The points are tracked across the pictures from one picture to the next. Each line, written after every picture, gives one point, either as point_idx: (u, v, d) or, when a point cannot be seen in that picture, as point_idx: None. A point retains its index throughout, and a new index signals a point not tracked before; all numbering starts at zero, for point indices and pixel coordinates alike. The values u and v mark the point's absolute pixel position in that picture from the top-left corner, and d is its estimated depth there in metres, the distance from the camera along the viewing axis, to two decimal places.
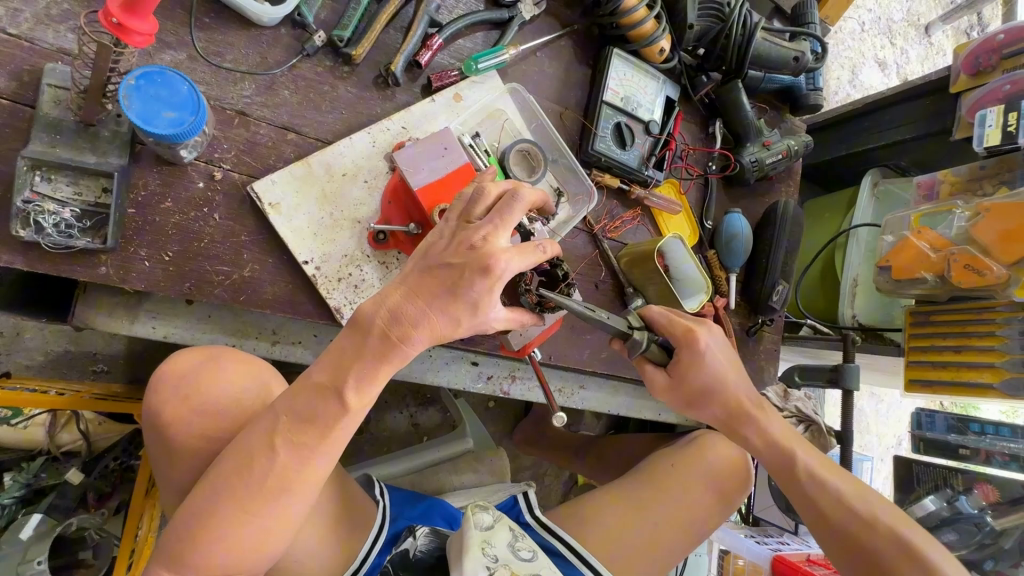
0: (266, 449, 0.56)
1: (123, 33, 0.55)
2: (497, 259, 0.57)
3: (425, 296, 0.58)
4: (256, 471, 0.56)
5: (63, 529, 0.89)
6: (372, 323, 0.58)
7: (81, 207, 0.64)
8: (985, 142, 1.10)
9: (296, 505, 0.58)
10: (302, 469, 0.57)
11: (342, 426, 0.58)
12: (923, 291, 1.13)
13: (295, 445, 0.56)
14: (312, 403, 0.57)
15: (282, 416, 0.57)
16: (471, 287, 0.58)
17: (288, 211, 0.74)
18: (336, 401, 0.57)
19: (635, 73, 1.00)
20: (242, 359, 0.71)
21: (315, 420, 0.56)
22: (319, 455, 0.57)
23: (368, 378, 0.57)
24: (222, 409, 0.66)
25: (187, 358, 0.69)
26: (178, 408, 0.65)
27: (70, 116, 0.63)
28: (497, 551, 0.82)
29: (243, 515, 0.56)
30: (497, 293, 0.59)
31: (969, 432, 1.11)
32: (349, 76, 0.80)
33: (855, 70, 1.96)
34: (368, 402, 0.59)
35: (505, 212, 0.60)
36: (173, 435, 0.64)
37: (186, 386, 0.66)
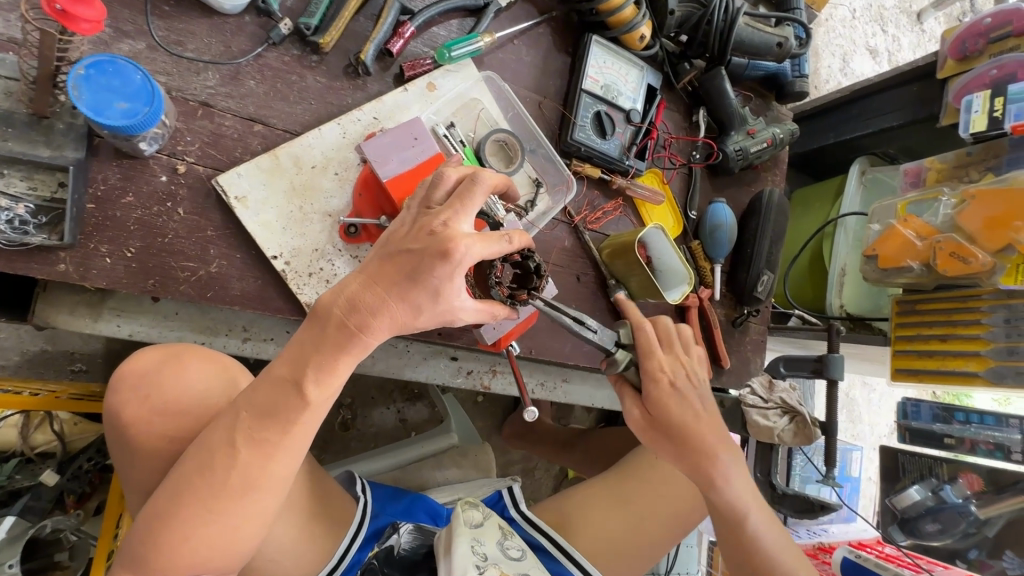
0: (226, 447, 0.55)
1: (68, 20, 0.52)
2: (458, 243, 0.56)
3: (384, 283, 0.57)
4: (217, 470, 0.54)
5: (35, 531, 0.88)
6: (330, 314, 0.56)
7: (37, 203, 0.62)
8: (971, 128, 1.09)
9: (260, 503, 0.56)
10: (265, 467, 0.55)
11: (304, 421, 0.56)
12: (910, 280, 1.12)
13: (256, 441, 0.55)
14: (272, 398, 0.55)
15: (242, 412, 0.55)
16: (435, 278, 0.56)
17: (255, 205, 0.73)
18: (296, 394, 0.55)
19: (614, 60, 0.98)
20: (206, 357, 0.69)
21: (275, 415, 0.55)
22: (281, 452, 0.56)
23: (328, 371, 0.56)
24: (186, 408, 0.64)
25: (151, 357, 0.67)
26: (140, 408, 0.64)
27: (22, 108, 0.61)
28: (486, 549, 0.81)
29: (206, 516, 0.54)
30: (459, 280, 0.58)
31: (954, 421, 1.09)
32: (318, 65, 0.78)
33: (846, 58, 1.94)
34: (329, 395, 0.57)
35: (466, 196, 0.59)
36: (136, 436, 0.63)
37: (147, 386, 0.65)
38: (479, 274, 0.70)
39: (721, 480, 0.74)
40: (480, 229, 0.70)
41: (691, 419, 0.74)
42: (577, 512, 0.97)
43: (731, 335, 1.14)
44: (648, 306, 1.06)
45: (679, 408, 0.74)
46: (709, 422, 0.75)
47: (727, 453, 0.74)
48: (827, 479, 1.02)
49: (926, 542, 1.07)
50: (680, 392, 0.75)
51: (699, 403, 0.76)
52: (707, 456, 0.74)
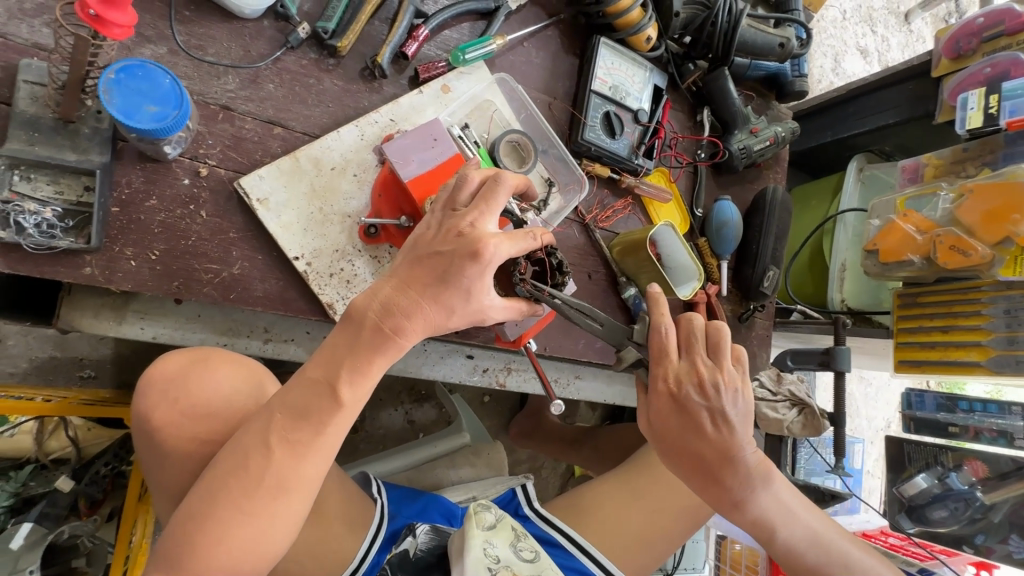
0: (261, 448, 0.55)
1: (100, 24, 0.53)
2: (486, 243, 0.58)
3: (418, 287, 0.58)
4: (252, 470, 0.55)
5: (55, 537, 0.87)
6: (365, 316, 0.57)
7: (63, 206, 0.63)
8: (967, 124, 1.12)
9: (293, 506, 0.57)
10: (298, 468, 0.56)
11: (338, 422, 0.57)
12: (910, 273, 1.15)
13: (290, 442, 0.55)
14: (307, 399, 0.56)
15: (276, 413, 0.56)
16: (464, 276, 0.58)
17: (276, 207, 0.73)
18: (330, 396, 0.56)
19: (622, 61, 1.00)
20: (232, 360, 0.70)
21: (310, 416, 0.56)
22: (313, 452, 0.56)
23: (361, 372, 0.57)
24: (214, 411, 0.65)
25: (178, 360, 0.68)
26: (170, 411, 0.64)
27: (48, 113, 0.61)
28: (498, 551, 0.82)
29: (239, 517, 0.54)
30: (489, 279, 0.60)
31: (957, 410, 1.12)
32: (335, 68, 0.79)
33: (838, 58, 1.98)
34: (361, 397, 0.58)
35: (491, 196, 0.61)
36: (166, 439, 0.63)
37: (176, 390, 0.65)
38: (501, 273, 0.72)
39: (729, 497, 0.74)
40: (503, 227, 0.71)
41: (695, 438, 0.73)
42: (591, 509, 0.98)
43: (738, 331, 1.16)
44: None
45: (681, 424, 0.74)
46: (716, 440, 0.73)
47: (737, 475, 0.73)
48: (836, 469, 1.04)
49: (933, 529, 1.08)
50: (684, 409, 0.73)
51: (708, 421, 0.73)
52: (714, 474, 0.74)
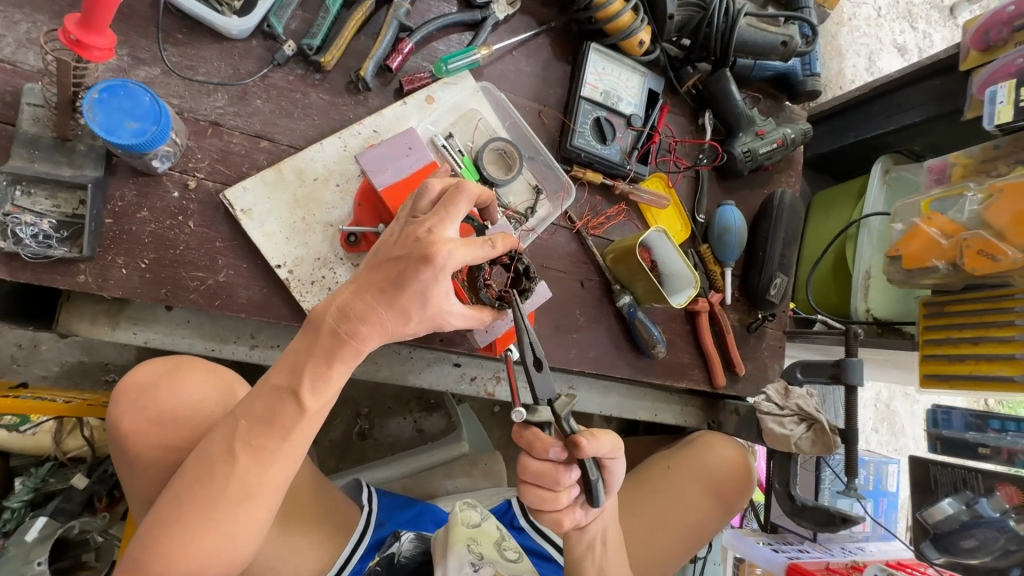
0: (226, 454, 0.57)
1: (81, 48, 0.57)
2: (439, 248, 0.57)
3: (373, 293, 0.59)
4: (217, 478, 0.56)
5: (65, 531, 0.93)
6: (325, 322, 0.58)
7: (59, 218, 0.67)
8: (996, 119, 1.03)
9: (257, 511, 0.58)
10: (263, 474, 0.57)
11: (301, 428, 0.58)
12: (935, 281, 1.07)
13: (254, 448, 0.57)
14: (270, 407, 0.57)
15: (241, 420, 0.58)
16: (417, 279, 0.58)
17: (259, 216, 0.76)
18: (291, 402, 0.57)
19: (613, 67, 0.99)
20: (202, 369, 0.73)
21: (273, 424, 0.57)
22: (278, 458, 0.58)
23: (323, 379, 0.58)
24: (181, 418, 0.68)
25: (152, 369, 0.72)
26: (137, 418, 0.67)
27: (47, 132, 0.66)
28: (482, 549, 0.81)
29: (207, 521, 0.56)
30: (444, 284, 0.59)
31: (988, 429, 0.96)
32: (321, 83, 0.81)
33: (872, 57, 1.88)
34: (324, 404, 0.59)
35: (451, 204, 0.61)
36: (135, 445, 0.66)
37: (146, 397, 0.69)
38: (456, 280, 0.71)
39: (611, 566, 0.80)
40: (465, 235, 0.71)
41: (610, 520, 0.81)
42: None
43: (746, 341, 1.11)
44: (655, 310, 1.04)
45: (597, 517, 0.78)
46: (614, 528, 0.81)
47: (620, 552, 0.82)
48: (850, 490, 0.95)
49: (964, 560, 0.94)
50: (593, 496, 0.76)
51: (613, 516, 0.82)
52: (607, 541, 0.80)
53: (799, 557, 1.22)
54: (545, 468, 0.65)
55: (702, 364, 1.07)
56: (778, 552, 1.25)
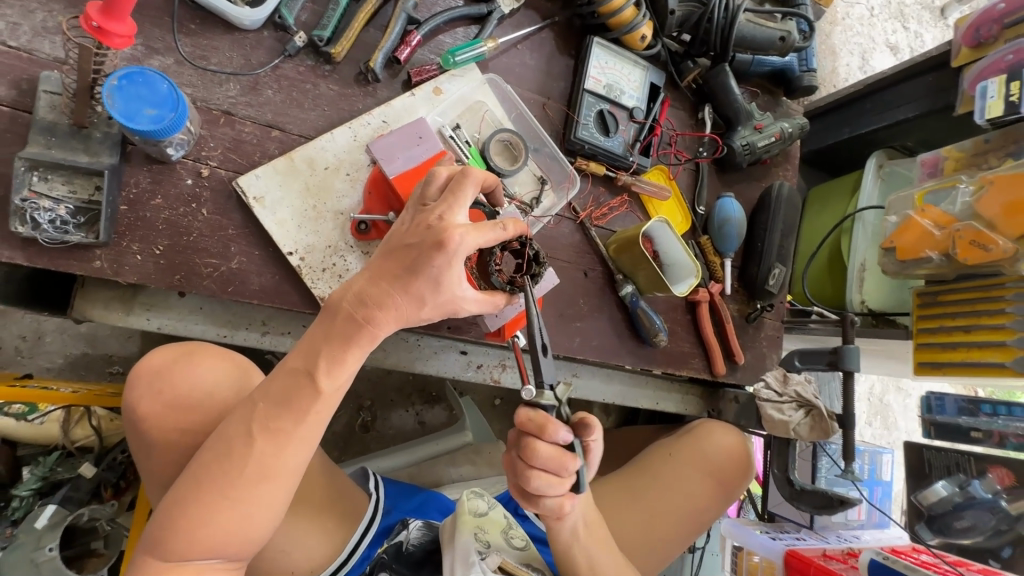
0: (243, 436, 0.58)
1: (102, 35, 0.58)
2: (452, 233, 0.59)
3: (388, 279, 0.60)
4: (235, 459, 0.58)
5: (74, 519, 0.94)
6: (342, 306, 0.60)
7: (76, 204, 0.68)
8: (987, 114, 1.06)
9: (274, 492, 0.59)
10: (279, 455, 0.59)
11: (317, 411, 0.60)
12: (929, 271, 1.10)
13: (271, 430, 0.58)
14: (287, 390, 0.59)
15: (259, 403, 0.59)
16: (431, 264, 0.59)
17: (272, 204, 0.77)
18: (308, 385, 0.59)
19: (616, 61, 1.01)
20: (216, 355, 0.74)
21: (290, 406, 0.58)
22: (293, 441, 0.59)
23: (338, 362, 0.59)
24: (197, 403, 0.69)
25: (165, 354, 0.73)
26: (153, 402, 0.68)
27: (64, 120, 0.67)
28: (488, 538, 0.83)
29: (225, 501, 0.57)
30: (457, 269, 0.61)
31: (980, 414, 0.98)
32: (331, 74, 0.83)
33: (865, 56, 1.92)
34: (339, 386, 0.60)
35: (459, 190, 0.63)
36: (151, 428, 0.67)
37: (161, 381, 0.70)
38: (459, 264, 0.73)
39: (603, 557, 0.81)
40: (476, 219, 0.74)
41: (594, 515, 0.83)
42: None
43: (746, 331, 1.13)
44: (657, 300, 1.06)
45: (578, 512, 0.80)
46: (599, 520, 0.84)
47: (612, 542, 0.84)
48: (847, 474, 0.97)
49: (957, 541, 0.97)
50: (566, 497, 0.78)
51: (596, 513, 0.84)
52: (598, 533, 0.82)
53: (795, 544, 1.25)
54: (556, 451, 0.66)
55: (702, 353, 1.09)
56: (776, 540, 1.28)
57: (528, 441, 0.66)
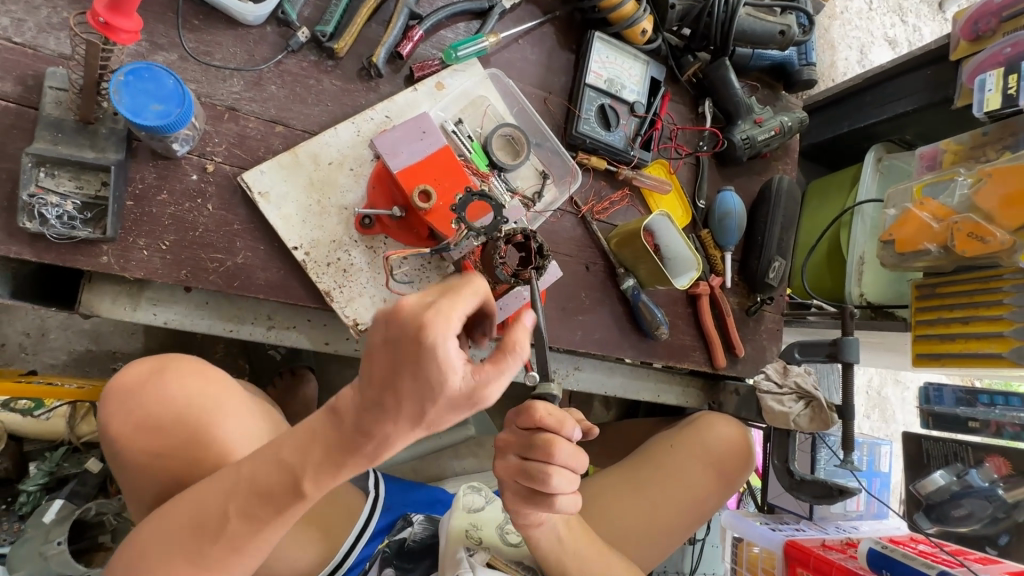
0: (220, 513, 0.56)
1: (109, 31, 0.58)
2: (438, 331, 0.42)
3: (367, 387, 0.45)
4: (209, 530, 0.56)
5: (81, 513, 0.95)
6: (346, 417, 0.49)
7: (83, 200, 0.69)
8: (985, 107, 1.08)
9: (243, 563, 0.58)
10: (251, 536, 0.56)
11: (297, 507, 0.55)
12: (928, 263, 1.11)
13: (248, 515, 0.55)
14: (272, 484, 0.54)
15: (243, 483, 0.55)
16: (415, 372, 0.43)
17: (276, 199, 0.78)
18: (291, 486, 0.53)
19: (617, 55, 1.01)
20: (188, 369, 0.75)
21: (270, 498, 0.54)
22: (269, 527, 0.56)
23: (325, 472, 0.52)
24: (164, 425, 0.70)
25: (138, 371, 0.73)
26: (125, 422, 0.70)
27: (70, 116, 0.68)
28: (482, 533, 0.85)
29: (192, 566, 0.57)
30: (447, 370, 0.42)
31: (977, 403, 1.00)
32: (334, 69, 0.83)
33: (864, 50, 1.92)
34: (326, 488, 0.54)
35: (455, 291, 0.46)
36: (123, 449, 0.69)
37: (132, 402, 0.70)
38: (468, 260, 0.78)
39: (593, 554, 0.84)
40: (478, 211, 0.74)
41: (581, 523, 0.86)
42: (594, 501, 1.00)
43: (746, 324, 1.14)
44: (658, 293, 1.07)
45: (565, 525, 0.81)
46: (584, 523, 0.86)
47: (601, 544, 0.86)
48: (846, 464, 0.98)
49: (955, 529, 0.98)
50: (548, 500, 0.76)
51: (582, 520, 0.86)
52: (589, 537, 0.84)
53: (795, 535, 1.26)
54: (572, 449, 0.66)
55: (703, 345, 1.11)
56: (776, 531, 1.29)
57: (548, 437, 0.65)
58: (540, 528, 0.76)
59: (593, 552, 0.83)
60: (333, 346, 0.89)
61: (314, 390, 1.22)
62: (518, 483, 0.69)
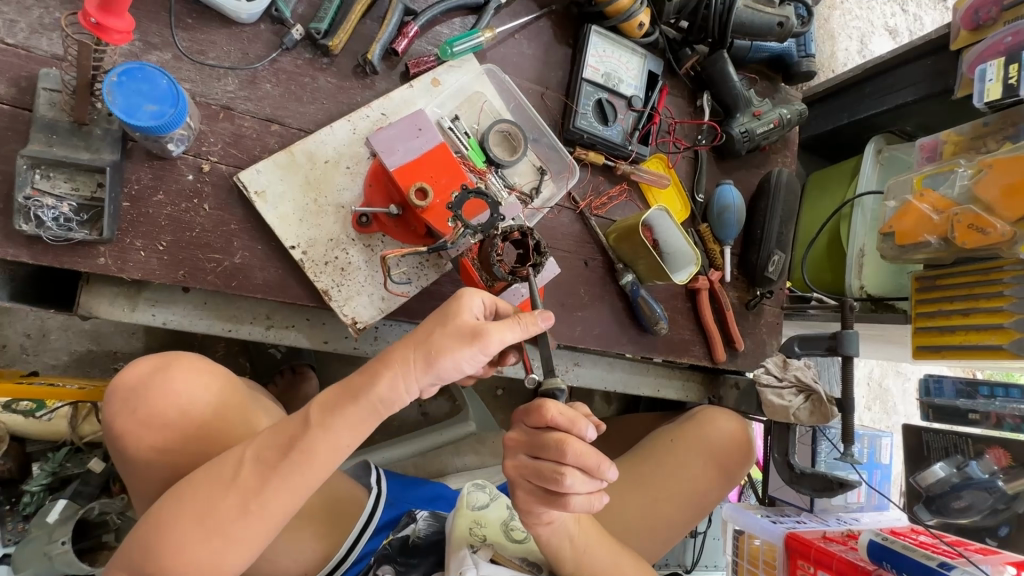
0: (238, 467, 0.61)
1: (101, 31, 0.58)
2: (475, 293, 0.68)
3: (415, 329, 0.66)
4: (224, 487, 0.60)
5: (86, 512, 0.96)
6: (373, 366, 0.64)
7: (78, 201, 0.69)
8: (986, 97, 1.07)
9: (253, 528, 0.61)
10: (263, 493, 0.60)
11: (308, 455, 0.61)
12: (928, 255, 1.10)
13: (262, 463, 0.61)
14: (289, 434, 0.62)
15: (264, 437, 0.63)
16: (450, 308, 0.65)
17: (273, 199, 0.77)
18: (306, 427, 0.62)
19: (614, 49, 1.00)
20: (193, 367, 0.73)
21: (288, 449, 0.61)
22: (280, 481, 0.61)
23: (339, 415, 0.62)
24: (170, 421, 0.70)
25: (144, 366, 0.72)
26: (129, 421, 0.69)
27: (64, 117, 0.67)
28: (486, 531, 0.84)
29: (203, 530, 0.59)
30: (469, 310, 0.65)
31: (978, 395, 1.00)
32: (329, 67, 0.83)
33: (863, 40, 1.90)
34: (335, 435, 0.62)
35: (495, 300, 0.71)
36: (128, 446, 0.69)
37: (135, 400, 0.69)
38: (467, 258, 0.78)
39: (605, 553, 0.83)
40: (472, 206, 0.73)
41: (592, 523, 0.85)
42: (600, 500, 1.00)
43: (745, 318, 1.14)
44: (658, 288, 1.07)
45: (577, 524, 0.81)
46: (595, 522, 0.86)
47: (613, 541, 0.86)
48: (846, 457, 0.98)
49: (955, 521, 0.97)
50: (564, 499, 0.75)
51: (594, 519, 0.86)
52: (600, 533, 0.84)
53: (796, 527, 1.26)
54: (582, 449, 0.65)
55: (703, 339, 1.10)
56: (777, 523, 1.29)
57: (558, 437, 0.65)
58: (549, 527, 0.76)
59: (606, 556, 0.83)
60: (332, 345, 0.89)
61: (314, 388, 1.22)
62: (530, 483, 0.69)
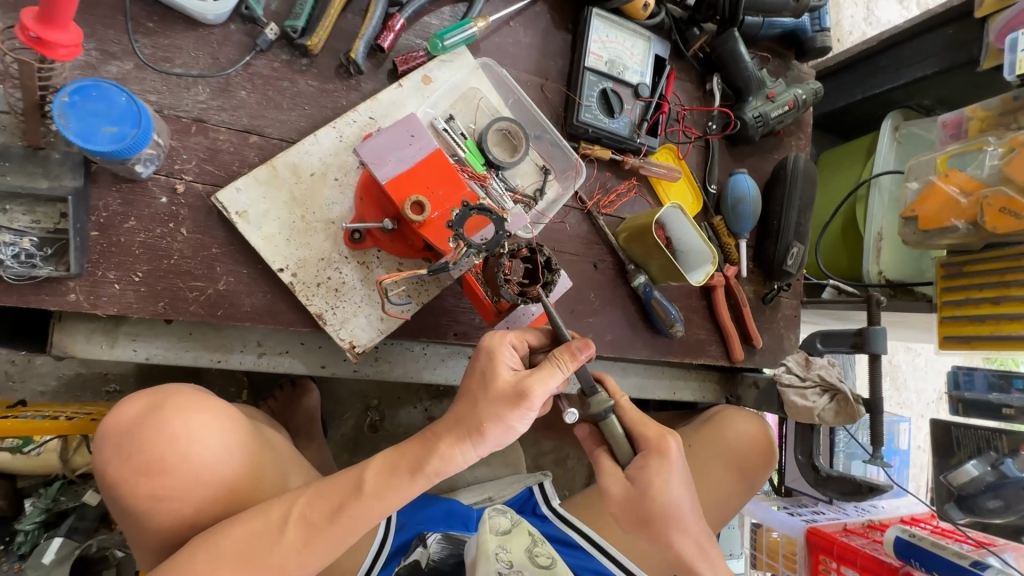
0: (277, 526, 0.57)
1: (44, 47, 0.52)
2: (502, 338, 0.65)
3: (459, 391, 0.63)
4: (260, 547, 0.56)
5: (83, 550, 0.92)
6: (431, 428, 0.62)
7: (41, 235, 0.62)
8: (1016, 69, 0.99)
9: None
10: (303, 555, 0.57)
11: (353, 514, 0.58)
12: (956, 241, 1.04)
13: (306, 522, 0.58)
14: (336, 497, 0.59)
15: (307, 495, 0.60)
16: (485, 364, 0.63)
17: (256, 219, 0.71)
18: (355, 492, 0.59)
19: (617, 33, 0.92)
20: (195, 406, 0.65)
21: (336, 512, 0.58)
22: (321, 543, 0.58)
23: (392, 482, 0.60)
24: (169, 467, 0.61)
25: (134, 407, 0.64)
26: (122, 466, 0.62)
27: (16, 142, 0.61)
28: (510, 555, 0.75)
29: None
30: (504, 364, 0.63)
31: (1011, 390, 0.94)
32: (309, 68, 0.75)
33: (870, 5, 1.81)
34: (383, 496, 0.59)
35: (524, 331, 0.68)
36: (122, 493, 0.62)
37: (130, 443, 0.62)
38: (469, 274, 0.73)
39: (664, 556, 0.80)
40: (473, 225, 0.67)
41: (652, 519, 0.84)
42: None
43: (762, 312, 1.09)
44: (670, 288, 1.01)
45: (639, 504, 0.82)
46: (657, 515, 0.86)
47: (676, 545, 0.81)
48: (874, 459, 0.94)
49: (986, 519, 0.94)
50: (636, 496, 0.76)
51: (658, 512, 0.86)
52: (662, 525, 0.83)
53: (817, 520, 1.22)
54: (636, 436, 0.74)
55: (720, 339, 1.05)
56: (795, 516, 1.25)
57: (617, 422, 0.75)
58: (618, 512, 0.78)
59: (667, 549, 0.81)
60: (330, 369, 0.83)
61: (316, 400, 1.16)
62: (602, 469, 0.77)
